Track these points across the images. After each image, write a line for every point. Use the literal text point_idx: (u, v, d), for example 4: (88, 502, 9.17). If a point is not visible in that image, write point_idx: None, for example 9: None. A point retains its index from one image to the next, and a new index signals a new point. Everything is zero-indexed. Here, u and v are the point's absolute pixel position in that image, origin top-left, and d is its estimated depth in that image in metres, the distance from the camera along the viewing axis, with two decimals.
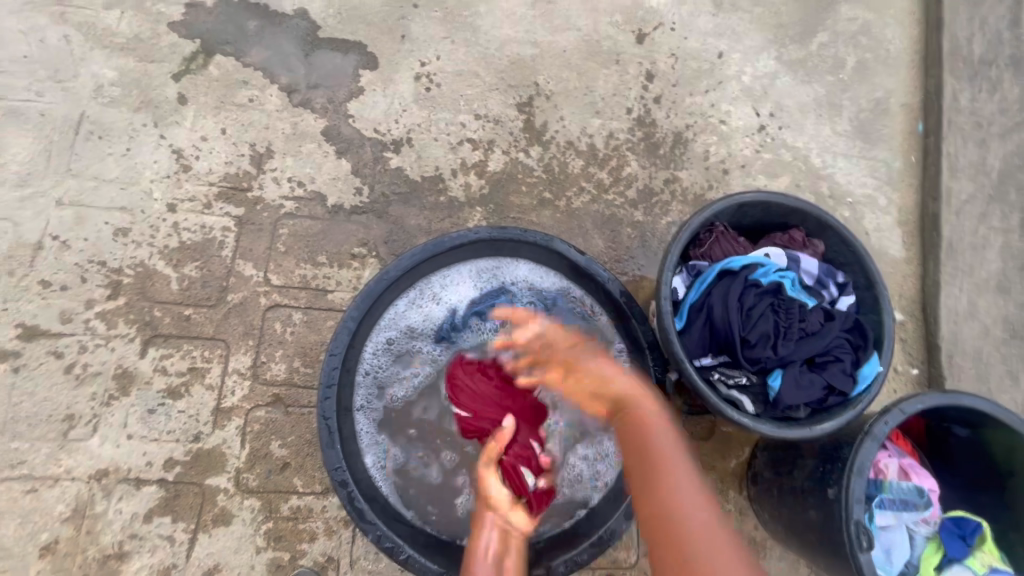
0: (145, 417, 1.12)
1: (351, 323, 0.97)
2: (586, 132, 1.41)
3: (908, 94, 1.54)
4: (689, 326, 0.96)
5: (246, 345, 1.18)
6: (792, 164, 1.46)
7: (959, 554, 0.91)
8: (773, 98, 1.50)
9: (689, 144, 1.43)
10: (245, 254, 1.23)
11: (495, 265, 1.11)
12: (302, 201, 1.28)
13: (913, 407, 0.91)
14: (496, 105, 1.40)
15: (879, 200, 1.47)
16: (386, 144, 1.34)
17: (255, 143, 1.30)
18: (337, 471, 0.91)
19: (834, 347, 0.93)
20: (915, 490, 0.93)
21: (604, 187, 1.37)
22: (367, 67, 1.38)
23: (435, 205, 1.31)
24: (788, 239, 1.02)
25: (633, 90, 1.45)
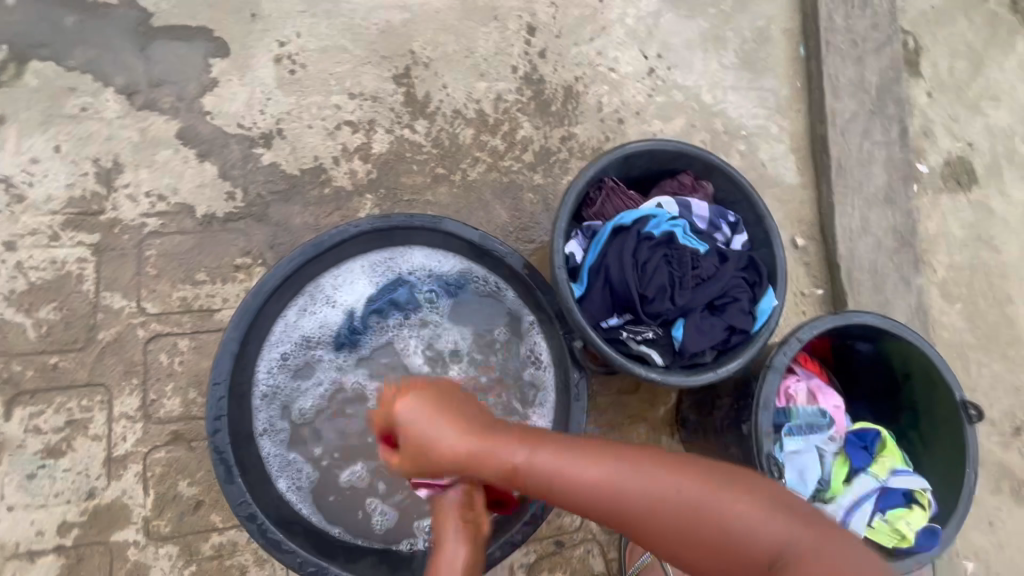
0: (25, 484, 1.01)
1: (232, 346, 0.88)
2: (472, 98, 1.33)
3: (788, 19, 1.54)
4: (589, 291, 0.94)
5: (131, 384, 1.07)
6: (685, 105, 1.45)
7: (863, 463, 0.97)
8: (659, 39, 1.46)
9: (581, 97, 1.38)
10: (111, 285, 1.10)
11: (388, 257, 1.04)
12: (167, 216, 1.15)
13: (809, 333, 0.94)
14: (371, 80, 1.29)
15: (771, 129, 1.48)
16: (255, 139, 1.21)
17: (99, 158, 1.15)
18: (242, 505, 0.85)
19: (731, 288, 0.93)
20: (819, 413, 0.97)
21: (500, 154, 1.31)
22: (217, 55, 1.23)
23: (320, 199, 1.21)
24: (678, 185, 1.01)
25: (515, 47, 1.38)
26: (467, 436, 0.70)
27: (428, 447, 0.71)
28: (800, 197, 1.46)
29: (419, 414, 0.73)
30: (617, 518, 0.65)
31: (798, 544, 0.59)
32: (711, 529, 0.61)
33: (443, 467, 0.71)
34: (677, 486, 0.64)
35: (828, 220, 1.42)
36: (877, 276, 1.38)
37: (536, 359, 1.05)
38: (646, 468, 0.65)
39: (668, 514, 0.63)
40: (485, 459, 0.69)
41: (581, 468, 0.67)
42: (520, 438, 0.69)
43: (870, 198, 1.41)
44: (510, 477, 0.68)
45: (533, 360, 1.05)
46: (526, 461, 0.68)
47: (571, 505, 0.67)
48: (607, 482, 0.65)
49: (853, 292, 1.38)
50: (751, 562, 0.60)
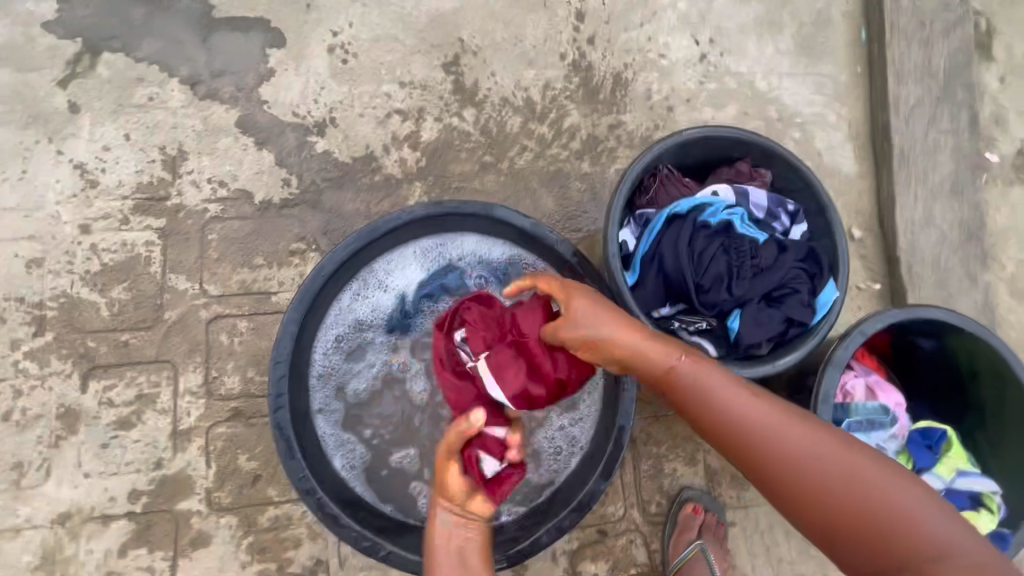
0: (99, 452, 1.07)
1: (293, 326, 0.91)
2: (520, 85, 1.33)
3: (849, 1, 1.48)
4: (642, 279, 0.93)
5: (194, 362, 1.12)
6: (738, 92, 1.40)
7: (927, 463, 0.93)
8: (712, 24, 1.42)
9: (630, 85, 1.36)
10: (176, 267, 1.15)
11: (439, 243, 1.05)
12: (227, 202, 1.19)
13: (871, 328, 0.91)
14: (421, 69, 1.30)
15: (828, 117, 1.43)
16: (309, 128, 1.25)
17: (165, 146, 1.20)
18: (302, 480, 0.88)
19: (790, 279, 0.91)
20: (881, 409, 0.94)
21: (547, 143, 1.31)
22: (274, 45, 1.26)
23: (371, 186, 1.24)
24: (735, 173, 0.99)
25: (564, 34, 1.36)
26: (639, 333, 0.76)
27: (601, 330, 0.77)
28: (858, 187, 1.40)
29: (603, 303, 0.79)
30: (758, 444, 0.67)
31: (941, 538, 0.57)
32: (859, 493, 0.61)
33: (606, 345, 0.77)
34: (830, 450, 0.64)
35: (888, 211, 1.36)
36: (940, 271, 1.32)
37: None
38: (814, 429, 0.67)
39: (815, 465, 0.64)
40: (649, 357, 0.75)
41: (741, 399, 0.70)
42: (696, 361, 0.74)
43: (935, 188, 1.34)
44: (665, 378, 0.74)
45: None
46: (696, 375, 0.73)
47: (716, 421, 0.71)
48: (765, 416, 0.68)
49: (913, 287, 1.32)
50: (877, 533, 0.59)
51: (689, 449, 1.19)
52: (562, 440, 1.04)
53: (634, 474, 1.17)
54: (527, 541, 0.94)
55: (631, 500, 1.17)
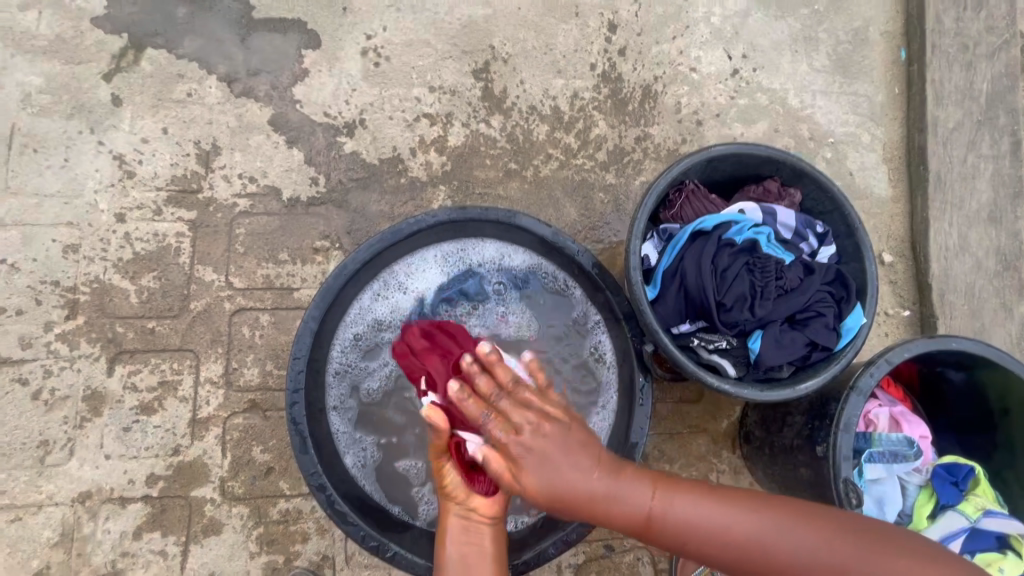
0: (121, 436, 1.10)
1: (312, 323, 0.93)
2: (549, 94, 1.33)
3: (888, 20, 1.45)
4: (663, 294, 0.92)
5: (216, 352, 1.14)
6: (769, 108, 1.38)
7: (953, 500, 0.89)
8: (745, 39, 1.41)
9: (660, 97, 1.35)
10: (204, 259, 1.18)
11: (460, 248, 1.06)
12: (256, 198, 1.22)
13: (899, 356, 0.88)
14: (451, 74, 1.32)
15: (862, 138, 1.40)
16: (339, 128, 1.27)
17: (200, 141, 1.24)
18: (314, 475, 0.89)
19: (815, 302, 0.89)
20: (905, 441, 0.90)
21: (573, 152, 1.31)
22: (310, 46, 1.29)
23: (396, 188, 1.25)
24: (763, 191, 0.97)
25: (595, 44, 1.36)
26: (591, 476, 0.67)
27: (554, 485, 0.67)
28: (891, 210, 1.36)
29: (554, 431, 0.69)
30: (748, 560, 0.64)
31: None
32: None
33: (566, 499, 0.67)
34: (819, 542, 0.62)
35: (921, 236, 1.33)
36: (973, 301, 1.28)
37: (600, 356, 1.05)
38: (793, 518, 0.64)
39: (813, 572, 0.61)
40: (614, 501, 0.67)
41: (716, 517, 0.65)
42: (655, 486, 0.68)
43: (972, 215, 1.30)
44: (645, 526, 0.66)
45: (597, 357, 1.04)
46: (670, 502, 0.66)
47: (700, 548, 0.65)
48: (744, 529, 0.64)
49: (944, 315, 1.28)
50: None
51: (702, 469, 1.17)
52: None
53: None
54: (533, 551, 0.93)
55: None
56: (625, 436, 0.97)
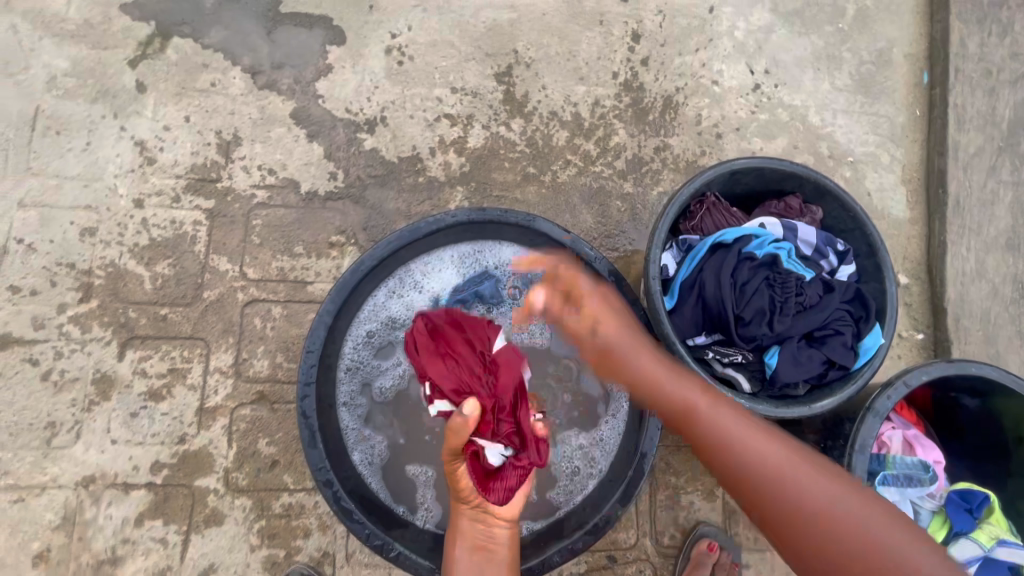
0: (128, 421, 1.10)
1: (328, 317, 0.93)
2: (570, 101, 1.33)
3: (912, 42, 1.45)
4: (680, 305, 0.91)
5: (227, 342, 1.14)
6: (789, 124, 1.38)
7: (966, 527, 0.88)
8: (768, 54, 1.41)
9: (680, 109, 1.35)
10: (219, 248, 1.18)
11: (477, 249, 1.06)
12: (274, 190, 1.22)
13: (916, 380, 0.88)
14: (474, 76, 1.32)
15: (882, 158, 1.39)
16: (360, 125, 1.27)
17: (221, 131, 1.24)
18: (321, 471, 0.89)
19: (833, 320, 0.88)
20: (920, 465, 0.90)
21: (591, 159, 1.31)
22: (335, 42, 1.30)
23: (414, 187, 1.25)
24: (785, 207, 0.97)
25: (618, 53, 1.37)
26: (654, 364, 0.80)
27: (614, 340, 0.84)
28: (908, 232, 1.35)
29: (621, 322, 0.86)
30: (762, 486, 0.64)
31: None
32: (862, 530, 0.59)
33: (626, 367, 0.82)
34: (833, 484, 0.63)
35: (937, 259, 1.32)
36: (988, 327, 1.27)
37: None
38: (810, 463, 0.66)
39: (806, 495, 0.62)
40: (670, 378, 0.78)
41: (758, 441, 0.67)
42: (707, 390, 0.76)
43: (989, 241, 1.30)
44: (684, 409, 0.74)
45: None
46: (712, 403, 0.73)
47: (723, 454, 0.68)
48: (778, 470, 0.64)
49: (959, 340, 1.27)
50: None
51: (708, 483, 1.16)
52: (579, 461, 1.01)
53: (648, 503, 1.14)
54: (537, 559, 0.93)
55: (643, 529, 1.14)
56: (634, 445, 0.97)
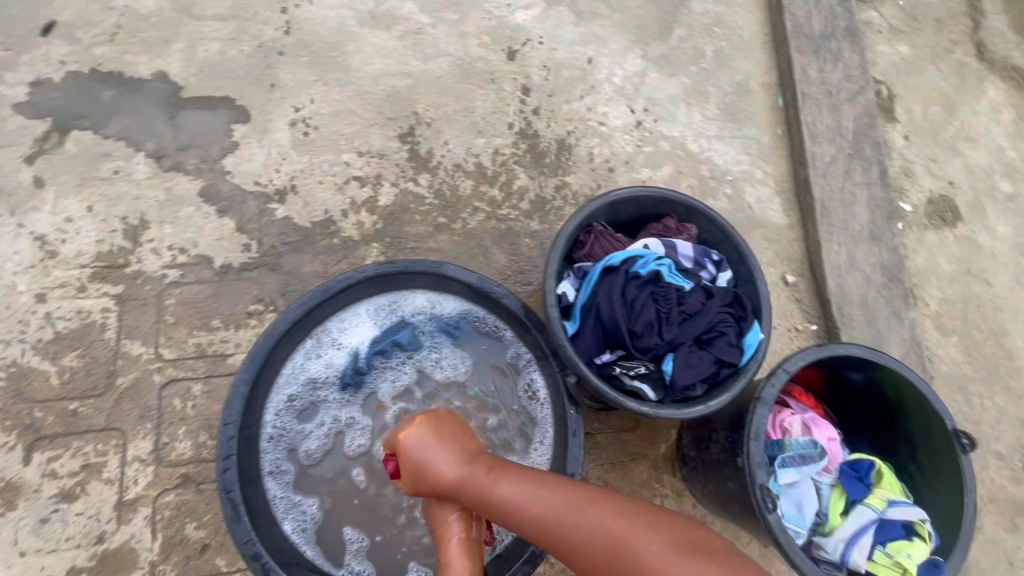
0: (39, 528, 1.04)
1: (244, 386, 0.93)
2: (472, 152, 1.43)
3: (764, 74, 1.67)
4: (582, 328, 0.98)
5: (144, 429, 1.11)
6: (672, 154, 1.54)
7: (860, 495, 0.95)
8: (644, 95, 1.59)
9: (574, 149, 1.49)
10: (131, 332, 1.16)
11: (391, 300, 1.09)
12: (186, 267, 1.22)
13: (796, 366, 0.97)
14: (378, 139, 1.40)
15: (755, 174, 1.57)
16: (270, 195, 1.31)
17: (127, 216, 1.24)
18: (247, 544, 0.87)
19: (717, 323, 0.98)
20: (812, 443, 0.98)
21: (498, 204, 1.39)
22: (239, 120, 1.35)
23: (329, 248, 1.29)
24: (664, 227, 1.07)
25: (511, 105, 1.50)
26: (455, 463, 0.83)
27: (513, 504, 0.78)
28: (788, 236, 1.52)
29: (426, 438, 0.86)
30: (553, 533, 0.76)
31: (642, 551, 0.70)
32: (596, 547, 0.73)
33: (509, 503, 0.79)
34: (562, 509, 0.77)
35: (816, 258, 1.48)
36: (868, 310, 1.42)
37: (534, 394, 1.08)
38: (557, 492, 0.78)
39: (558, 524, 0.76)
40: (464, 479, 0.82)
41: (604, 517, 0.74)
42: (489, 469, 0.82)
43: (855, 236, 1.48)
44: (481, 497, 0.80)
45: (530, 394, 1.08)
46: (497, 482, 0.80)
47: (584, 558, 0.73)
48: (611, 529, 0.73)
49: (845, 326, 1.41)
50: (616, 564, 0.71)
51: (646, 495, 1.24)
52: None
53: None
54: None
55: None
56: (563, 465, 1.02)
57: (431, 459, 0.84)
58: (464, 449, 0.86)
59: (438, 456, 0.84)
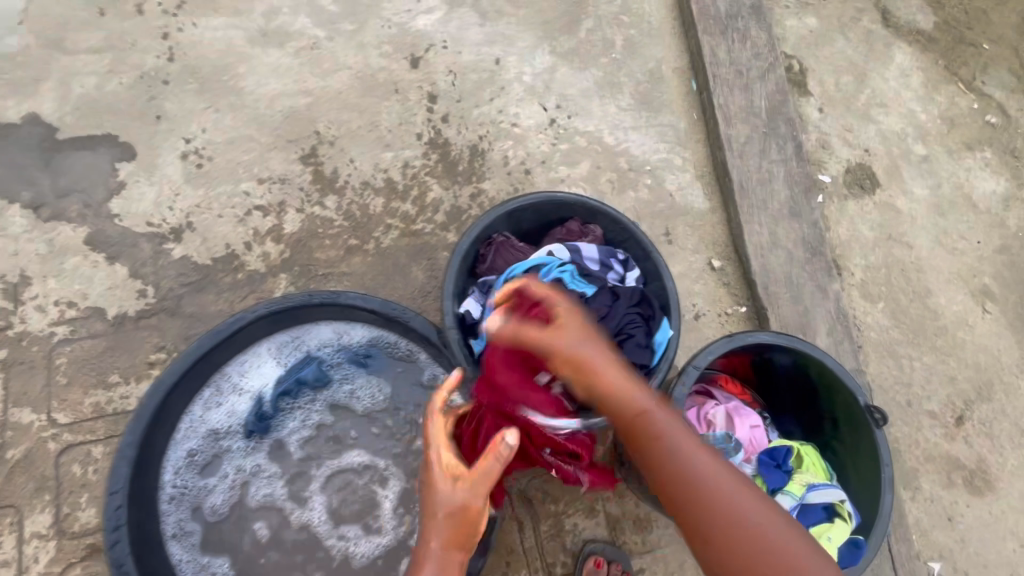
0: None
1: (130, 451, 0.86)
2: (380, 168, 1.38)
3: (677, 58, 1.65)
4: (488, 345, 0.96)
5: (42, 502, 1.05)
6: (589, 149, 1.52)
7: (780, 483, 0.96)
8: (556, 91, 1.56)
9: (487, 154, 1.45)
10: (20, 399, 1.10)
11: (294, 336, 1.03)
12: (76, 322, 1.15)
13: (705, 361, 0.96)
14: (279, 164, 1.34)
15: (674, 161, 1.56)
16: (165, 235, 1.24)
17: (7, 274, 1.17)
18: None
19: (625, 325, 0.96)
20: (726, 438, 0.99)
21: (411, 219, 1.35)
22: (124, 158, 1.28)
23: (233, 285, 1.22)
24: (566, 232, 1.06)
25: (418, 115, 1.45)
26: (610, 362, 0.78)
27: (667, 433, 0.74)
28: (711, 221, 1.52)
29: (575, 333, 0.79)
30: (678, 477, 0.72)
31: (753, 518, 0.70)
32: (708, 502, 0.71)
33: (640, 426, 0.75)
34: (696, 458, 0.73)
35: (739, 241, 1.48)
36: (792, 287, 1.43)
37: None
38: (687, 437, 0.74)
39: (675, 469, 0.72)
40: (616, 391, 0.76)
41: (726, 480, 0.72)
42: (628, 381, 0.77)
43: (775, 214, 1.48)
44: (638, 419, 0.75)
45: None
46: (665, 413, 0.76)
47: (691, 508, 0.72)
48: (727, 495, 0.71)
49: (772, 306, 1.41)
50: (723, 521, 0.70)
51: (587, 500, 1.22)
52: None
53: (534, 536, 1.19)
54: None
55: (535, 565, 1.18)
56: None
57: (586, 349, 0.78)
58: (585, 333, 0.80)
59: (576, 348, 0.78)
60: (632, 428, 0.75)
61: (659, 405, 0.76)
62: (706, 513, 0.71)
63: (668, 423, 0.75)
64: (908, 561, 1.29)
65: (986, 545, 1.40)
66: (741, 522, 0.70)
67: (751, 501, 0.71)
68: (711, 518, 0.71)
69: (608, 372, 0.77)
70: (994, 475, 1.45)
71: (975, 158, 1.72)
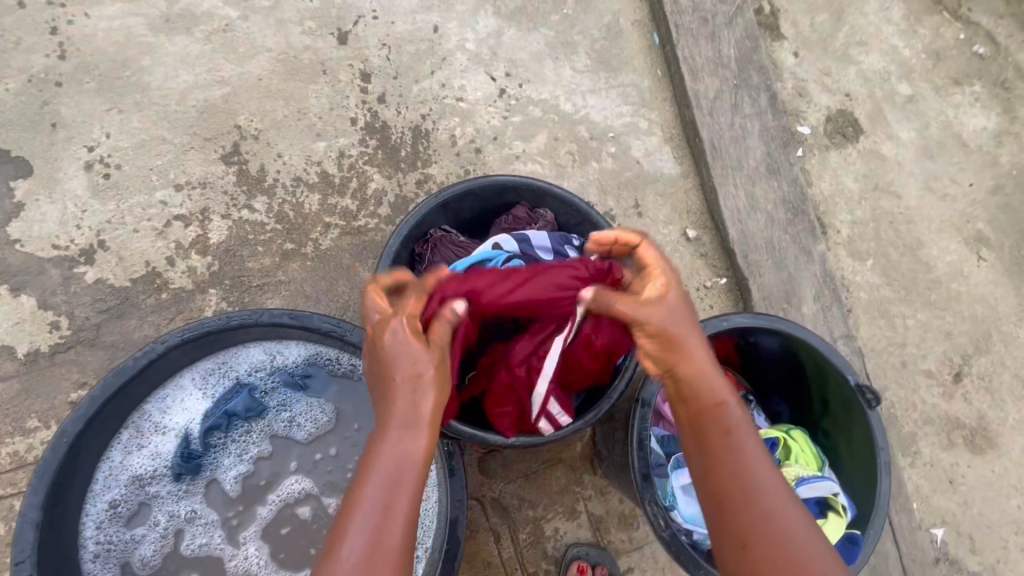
0: None
1: (33, 514, 0.75)
2: (312, 161, 1.24)
3: (636, 9, 1.49)
4: None
5: None
6: (544, 119, 1.38)
7: None
8: (505, 57, 1.40)
9: (432, 135, 1.31)
10: None
11: (219, 363, 0.93)
12: None
13: None
14: (197, 165, 1.20)
15: (640, 125, 1.43)
16: (74, 257, 1.12)
17: None
18: None
19: None
20: None
21: (353, 215, 1.22)
22: (21, 175, 1.15)
23: (159, 305, 1.11)
24: (513, 220, 0.95)
25: (351, 97, 1.30)
26: (700, 337, 0.68)
27: (735, 426, 0.64)
28: (683, 187, 1.40)
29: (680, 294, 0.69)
30: (726, 472, 0.62)
31: (805, 547, 0.57)
32: (752, 513, 0.60)
33: (713, 417, 0.64)
34: (758, 464, 0.62)
35: (714, 207, 1.37)
36: (775, 253, 1.31)
37: None
38: (757, 442, 0.63)
39: (734, 466, 0.62)
40: (698, 366, 0.66)
41: (783, 500, 0.60)
42: (711, 363, 0.67)
43: (752, 173, 1.34)
44: (711, 401, 0.65)
45: None
46: (735, 402, 0.65)
47: (729, 510, 0.61)
48: (779, 516, 0.59)
49: (753, 275, 1.31)
50: (762, 537, 0.58)
51: (567, 501, 1.14)
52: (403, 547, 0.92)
53: (512, 545, 1.11)
54: None
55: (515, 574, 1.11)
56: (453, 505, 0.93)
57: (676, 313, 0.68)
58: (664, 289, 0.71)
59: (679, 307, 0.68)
60: (704, 417, 0.65)
61: (736, 400, 0.66)
62: (743, 521, 0.60)
63: (737, 415, 0.65)
64: (910, 533, 1.23)
65: (988, 504, 1.34)
66: (783, 548, 0.57)
67: (806, 530, 0.59)
68: (747, 529, 0.59)
69: (693, 331, 0.68)
70: (995, 432, 1.38)
71: (964, 94, 1.59)
